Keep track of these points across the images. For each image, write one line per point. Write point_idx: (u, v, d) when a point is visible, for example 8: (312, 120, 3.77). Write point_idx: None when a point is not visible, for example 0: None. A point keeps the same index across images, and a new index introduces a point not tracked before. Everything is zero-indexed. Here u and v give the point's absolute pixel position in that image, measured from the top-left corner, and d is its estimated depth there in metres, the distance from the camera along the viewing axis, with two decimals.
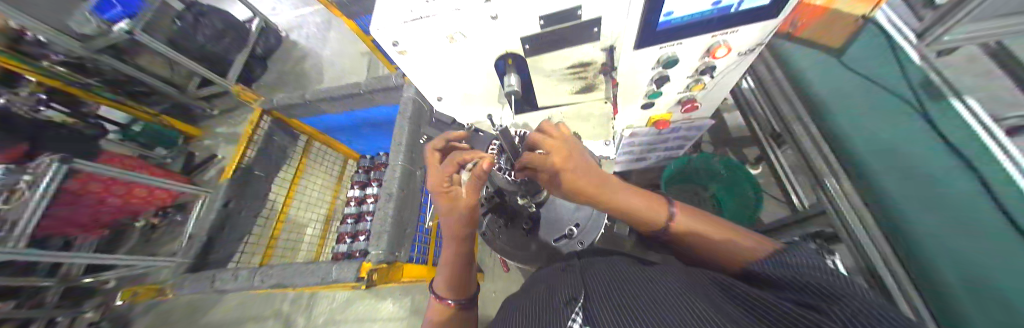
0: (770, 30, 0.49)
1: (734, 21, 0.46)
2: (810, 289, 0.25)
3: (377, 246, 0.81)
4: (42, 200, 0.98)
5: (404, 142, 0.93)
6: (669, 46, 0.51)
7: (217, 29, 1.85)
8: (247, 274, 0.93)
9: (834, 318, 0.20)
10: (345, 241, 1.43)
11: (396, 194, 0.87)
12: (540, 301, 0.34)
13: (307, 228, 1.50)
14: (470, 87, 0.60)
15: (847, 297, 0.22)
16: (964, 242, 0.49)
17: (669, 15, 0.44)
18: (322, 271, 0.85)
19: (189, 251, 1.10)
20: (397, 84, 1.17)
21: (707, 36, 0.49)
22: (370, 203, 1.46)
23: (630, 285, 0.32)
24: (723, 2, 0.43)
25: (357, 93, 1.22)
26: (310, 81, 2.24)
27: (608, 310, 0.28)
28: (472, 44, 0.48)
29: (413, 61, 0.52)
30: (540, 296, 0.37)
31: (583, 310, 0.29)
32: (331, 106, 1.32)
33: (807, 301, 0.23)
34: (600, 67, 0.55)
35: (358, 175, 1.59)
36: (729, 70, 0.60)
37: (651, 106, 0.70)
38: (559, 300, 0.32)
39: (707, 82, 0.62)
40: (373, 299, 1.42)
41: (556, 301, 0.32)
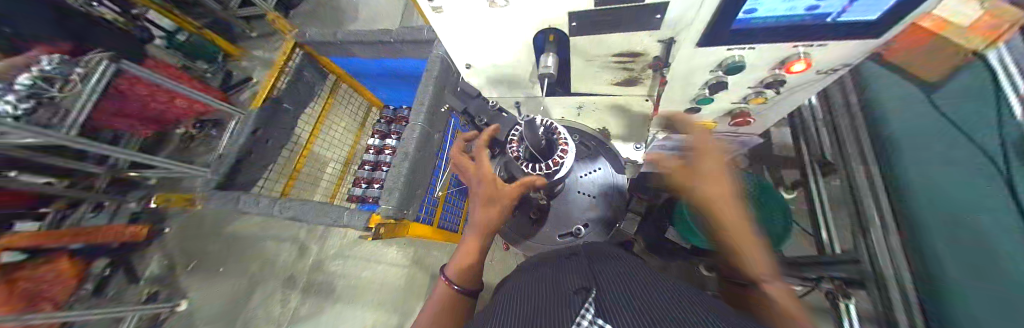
0: (867, 47, 0.41)
1: (827, 31, 0.39)
2: None
3: (388, 202, 0.83)
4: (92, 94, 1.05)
5: (427, 103, 0.90)
6: (739, 50, 0.44)
7: None
8: (269, 202, 0.99)
9: None
10: (361, 186, 1.48)
11: (411, 154, 0.87)
12: (544, 289, 0.30)
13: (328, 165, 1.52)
14: (502, 57, 0.56)
15: None
16: None
17: (751, 13, 0.37)
18: (335, 214, 0.89)
19: (218, 168, 1.17)
20: (428, 38, 1.11)
21: (788, 44, 0.42)
22: (387, 154, 1.50)
23: (644, 284, 0.28)
24: (822, 7, 0.35)
25: (388, 40, 1.19)
26: (344, 19, 2.19)
27: (627, 309, 0.22)
28: (513, 13, 0.42)
29: (447, 21, 0.48)
30: (542, 279, 0.34)
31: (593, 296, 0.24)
32: (361, 49, 1.29)
33: None
34: (650, 61, 0.49)
35: (380, 124, 1.61)
36: (800, 87, 0.52)
37: (697, 112, 0.63)
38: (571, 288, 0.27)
39: (770, 96, 0.54)
40: (379, 244, 1.52)
41: (566, 290, 0.27)
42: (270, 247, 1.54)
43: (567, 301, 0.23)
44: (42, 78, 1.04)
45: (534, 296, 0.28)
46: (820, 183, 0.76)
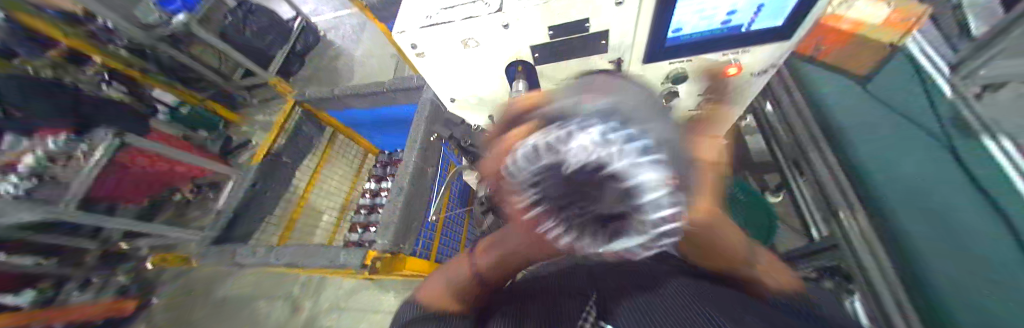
0: (784, 51, 0.49)
1: (745, 40, 0.47)
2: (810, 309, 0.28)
3: (383, 237, 0.84)
4: (94, 169, 1.10)
5: (418, 140, 0.97)
6: (679, 62, 0.52)
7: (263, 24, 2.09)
8: (264, 252, 0.99)
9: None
10: (357, 232, 1.47)
11: (406, 188, 0.90)
12: (547, 287, 0.36)
13: (324, 215, 1.57)
14: (480, 89, 0.63)
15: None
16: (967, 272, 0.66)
17: (678, 31, 0.45)
18: (330, 255, 0.89)
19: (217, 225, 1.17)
20: (418, 84, 1.22)
21: (718, 54, 0.50)
22: (383, 196, 1.52)
23: (646, 284, 0.33)
24: (733, 21, 0.43)
25: (382, 91, 1.30)
26: (342, 78, 2.38)
27: (628, 307, 0.28)
28: (485, 51, 0.51)
29: (430, 64, 0.56)
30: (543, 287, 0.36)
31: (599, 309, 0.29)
32: (357, 101, 1.40)
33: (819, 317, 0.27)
34: (607, 79, 0.56)
35: (376, 168, 1.65)
36: (742, 89, 0.59)
37: None
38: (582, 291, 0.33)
39: (717, 100, 0.62)
40: (377, 290, 1.47)
41: (572, 292, 0.33)
42: (257, 309, 1.51)
43: (581, 309, 0.29)
44: (47, 157, 1.12)
45: (546, 297, 0.34)
46: (793, 174, 0.81)
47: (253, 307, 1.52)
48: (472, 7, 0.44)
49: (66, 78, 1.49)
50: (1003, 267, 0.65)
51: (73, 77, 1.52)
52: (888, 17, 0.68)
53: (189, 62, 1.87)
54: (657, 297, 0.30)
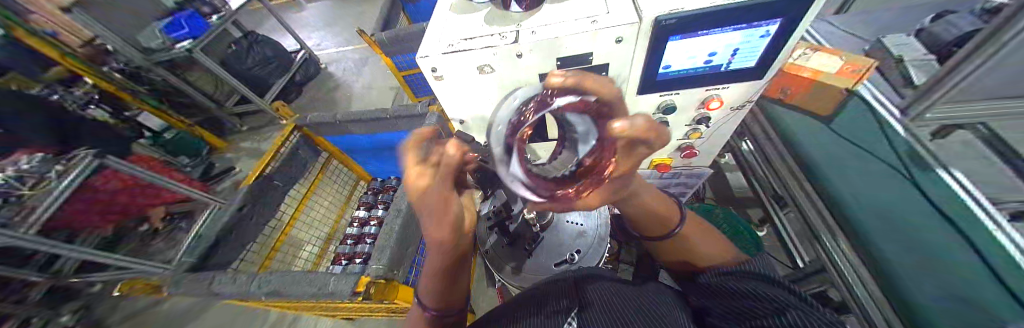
0: (758, 90, 0.58)
1: (725, 78, 0.54)
2: (626, 308, 0.34)
3: (379, 261, 0.83)
4: (63, 193, 1.10)
5: None
6: (668, 95, 0.58)
7: (263, 56, 2.24)
8: (246, 280, 0.91)
9: (619, 321, 0.31)
10: (341, 263, 1.41)
11: (404, 211, 0.93)
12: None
13: (306, 246, 1.46)
14: (483, 111, 0.66)
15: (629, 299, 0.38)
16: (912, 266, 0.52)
17: (668, 68, 0.52)
18: (321, 281, 0.84)
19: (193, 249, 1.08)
20: (421, 113, 1.25)
21: (703, 89, 0.57)
22: (372, 225, 1.49)
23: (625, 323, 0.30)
24: (714, 61, 0.51)
25: (382, 117, 1.29)
26: (339, 104, 2.40)
27: None
28: (498, 77, 0.55)
29: (445, 87, 0.59)
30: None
31: None
32: (357, 127, 1.38)
33: (608, 315, 0.33)
34: None
35: (366, 196, 1.63)
36: (725, 121, 0.66)
37: None
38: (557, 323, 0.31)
39: (703, 131, 0.69)
40: None
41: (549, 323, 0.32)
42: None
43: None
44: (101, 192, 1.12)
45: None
46: (775, 210, 0.86)
47: None
48: (490, 39, 0.50)
49: (54, 98, 1.75)
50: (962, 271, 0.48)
51: (62, 96, 1.80)
52: (840, 68, 0.75)
53: (182, 85, 2.01)
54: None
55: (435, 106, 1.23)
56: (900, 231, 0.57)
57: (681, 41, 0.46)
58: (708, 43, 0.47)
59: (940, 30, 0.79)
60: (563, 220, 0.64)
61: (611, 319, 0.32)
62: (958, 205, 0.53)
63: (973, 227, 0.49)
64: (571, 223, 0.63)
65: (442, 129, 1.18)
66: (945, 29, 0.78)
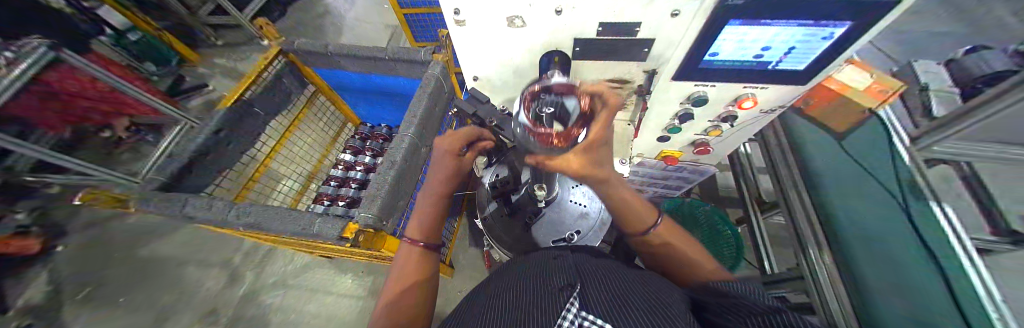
0: (796, 96, 0.55)
1: (767, 77, 0.51)
2: (622, 283, 0.36)
3: (368, 209, 0.80)
4: (14, 84, 0.98)
5: (418, 116, 0.96)
6: (703, 86, 0.55)
7: None
8: (223, 208, 0.87)
9: (614, 290, 0.33)
10: (322, 203, 1.35)
11: (397, 165, 0.88)
12: (512, 296, 0.36)
13: (286, 180, 1.40)
14: (501, 67, 0.60)
15: (625, 275, 0.40)
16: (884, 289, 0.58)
17: (714, 56, 0.48)
18: (305, 221, 0.81)
19: (163, 170, 1.00)
20: (423, 60, 1.13)
21: (739, 85, 0.54)
22: (358, 171, 1.44)
23: (621, 294, 0.32)
24: (764, 57, 0.47)
25: (379, 58, 1.17)
26: (329, 34, 2.16)
27: (606, 302, 0.29)
28: (529, 33, 0.48)
29: (466, 34, 0.52)
30: (512, 296, 0.36)
31: (578, 300, 0.28)
32: (349, 64, 1.25)
33: (605, 285, 0.35)
34: (635, 88, 0.57)
35: (353, 140, 1.54)
36: (749, 122, 0.64)
37: (667, 139, 0.73)
38: (558, 287, 0.33)
39: (724, 129, 0.67)
40: (335, 270, 1.43)
41: (548, 289, 0.34)
42: (209, 275, 1.47)
43: (557, 303, 0.28)
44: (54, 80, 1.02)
45: (525, 295, 0.34)
46: (754, 213, 0.95)
47: (202, 277, 1.47)
48: None
49: None
50: (926, 298, 0.55)
51: None
52: (869, 85, 0.69)
53: None
54: (624, 300, 0.30)
55: (439, 55, 1.11)
56: (881, 256, 0.61)
57: (740, 27, 0.41)
58: (767, 34, 0.42)
59: (979, 63, 0.76)
60: (567, 199, 0.64)
61: (609, 287, 0.34)
62: (941, 240, 0.57)
63: (947, 261, 0.55)
64: (575, 203, 0.63)
65: (444, 83, 1.09)
66: (984, 63, 0.75)
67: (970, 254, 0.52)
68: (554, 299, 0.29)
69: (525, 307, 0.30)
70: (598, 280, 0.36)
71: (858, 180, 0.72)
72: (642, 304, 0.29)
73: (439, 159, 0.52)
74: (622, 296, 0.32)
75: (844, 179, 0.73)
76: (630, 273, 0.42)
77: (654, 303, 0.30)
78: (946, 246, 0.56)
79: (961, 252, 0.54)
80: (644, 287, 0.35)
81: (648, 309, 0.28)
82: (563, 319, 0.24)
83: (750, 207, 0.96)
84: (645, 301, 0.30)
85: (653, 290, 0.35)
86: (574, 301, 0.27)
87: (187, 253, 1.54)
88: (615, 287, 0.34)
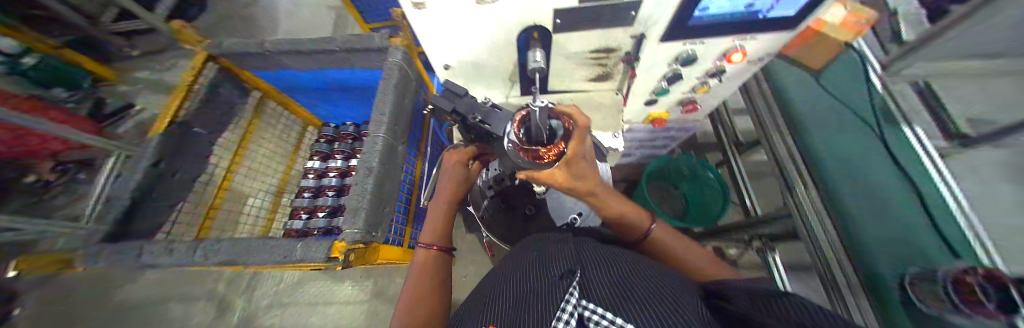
0: (784, 43, 0.53)
1: (758, 27, 0.48)
2: (625, 266, 0.36)
3: (353, 224, 0.75)
4: None
5: (387, 113, 0.87)
6: (692, 44, 0.51)
7: None
8: (188, 249, 0.78)
9: (614, 274, 0.33)
10: (300, 218, 1.28)
11: (376, 170, 0.81)
12: (510, 285, 0.36)
13: (252, 199, 1.26)
14: (475, 51, 0.53)
15: (626, 259, 0.39)
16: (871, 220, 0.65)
17: (704, 11, 0.43)
18: (286, 248, 0.75)
19: (104, 217, 0.88)
20: (379, 47, 1.00)
21: (729, 39, 0.50)
22: (332, 177, 1.34)
23: (625, 280, 0.31)
24: (756, 6, 0.43)
25: (329, 50, 1.02)
26: (262, 26, 1.86)
27: (607, 290, 0.29)
28: (501, 10, 0.42)
29: (430, 19, 0.44)
30: (516, 285, 0.35)
31: (579, 293, 0.28)
32: (294, 61, 1.09)
33: (605, 269, 0.34)
34: (622, 56, 0.53)
35: (319, 144, 1.41)
36: (736, 75, 0.63)
37: (655, 102, 0.71)
38: (555, 273, 0.33)
39: (711, 85, 0.66)
40: (332, 280, 1.39)
41: (544, 279, 0.33)
42: (196, 311, 1.39)
43: (555, 291, 0.28)
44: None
45: (523, 287, 0.33)
46: (733, 153, 0.98)
47: (187, 314, 1.38)
48: None
49: None
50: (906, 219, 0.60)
51: None
52: (843, 19, 0.69)
53: None
54: (624, 284, 0.30)
55: (397, 38, 0.98)
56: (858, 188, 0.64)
57: None
58: None
59: None
60: None
61: (609, 272, 0.33)
62: (913, 159, 0.59)
63: (921, 179, 0.58)
64: None
65: (409, 70, 0.98)
66: None
67: (941, 168, 0.54)
68: (552, 285, 0.30)
69: (524, 297, 0.31)
70: (596, 264, 0.36)
71: (842, 120, 0.77)
72: (645, 290, 0.29)
73: (449, 171, 0.58)
74: (622, 279, 0.32)
75: (830, 121, 0.79)
76: (630, 256, 0.42)
77: (655, 287, 0.30)
78: (918, 164, 0.58)
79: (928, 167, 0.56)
80: (645, 271, 0.35)
81: (642, 288, 0.29)
82: (562, 311, 0.25)
83: (729, 150, 0.99)
84: (647, 286, 0.30)
85: (656, 274, 0.34)
86: (573, 289, 0.28)
87: (162, 293, 1.43)
88: (615, 271, 0.34)
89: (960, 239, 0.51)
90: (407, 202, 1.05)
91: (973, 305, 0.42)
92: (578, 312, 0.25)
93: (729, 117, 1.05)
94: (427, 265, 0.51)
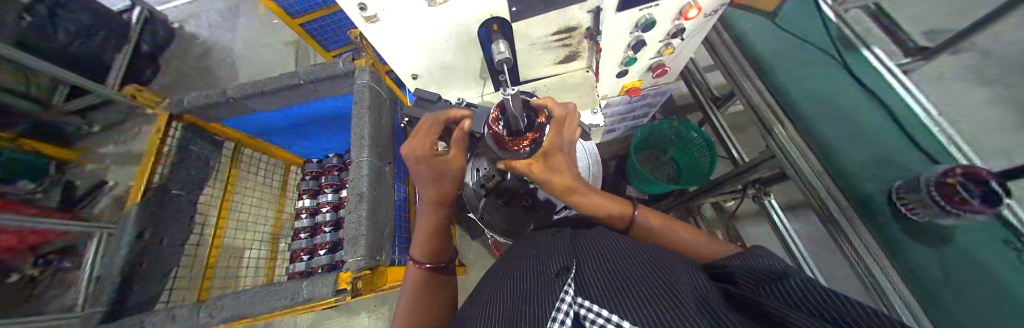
0: None
1: None
2: (626, 251, 0.38)
3: (355, 253, 0.74)
4: None
5: (367, 136, 0.86)
6: (648, 8, 0.52)
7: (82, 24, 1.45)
8: (189, 314, 0.75)
9: (611, 260, 0.35)
10: (302, 259, 1.25)
11: (367, 195, 0.80)
12: (507, 282, 0.37)
13: (247, 251, 1.23)
14: (438, 54, 0.53)
15: (629, 244, 0.41)
16: (841, 141, 0.64)
17: None
18: (292, 291, 0.73)
19: (96, 299, 0.83)
20: (344, 71, 0.98)
21: None
22: (327, 212, 1.31)
23: (624, 265, 0.33)
24: None
25: (295, 84, 1.00)
26: (222, 75, 1.81)
27: (603, 278, 0.30)
28: (453, 8, 0.42)
29: (386, 29, 0.45)
30: (514, 280, 0.36)
31: (574, 287, 0.29)
32: (263, 103, 1.07)
33: (604, 257, 0.36)
34: (584, 33, 0.53)
35: (306, 182, 1.38)
36: (696, 31, 0.64)
37: (626, 73, 0.72)
38: (550, 271, 0.34)
39: (675, 46, 0.67)
40: (347, 315, 1.37)
41: (541, 274, 0.34)
42: None
43: (553, 288, 0.29)
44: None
45: (520, 282, 0.35)
46: (711, 108, 1.02)
47: None
48: None
49: None
50: (871, 138, 0.62)
51: None
52: None
53: None
54: (620, 270, 0.32)
55: (361, 60, 0.97)
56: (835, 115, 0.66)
57: None
58: None
59: None
60: None
61: (608, 258, 0.35)
62: (879, 83, 0.64)
63: (891, 97, 0.61)
64: None
65: (380, 90, 0.97)
66: None
67: (910, 83, 0.60)
68: (549, 282, 0.31)
69: (522, 294, 0.32)
70: (594, 253, 0.37)
71: (801, 53, 0.78)
72: (643, 274, 0.30)
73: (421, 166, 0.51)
74: (620, 265, 0.33)
75: (787, 55, 0.79)
76: (633, 240, 0.43)
77: (652, 270, 0.32)
78: (884, 86, 0.63)
79: (900, 88, 0.61)
80: (645, 254, 0.37)
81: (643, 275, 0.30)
82: (559, 310, 0.26)
83: (706, 105, 1.02)
84: (644, 270, 0.32)
85: (658, 257, 0.36)
86: (568, 285, 0.29)
87: None
88: (613, 257, 0.36)
89: (934, 144, 0.54)
90: (405, 220, 1.04)
91: (961, 204, 0.44)
92: (576, 309, 0.26)
93: (699, 74, 1.07)
94: (425, 280, 0.53)
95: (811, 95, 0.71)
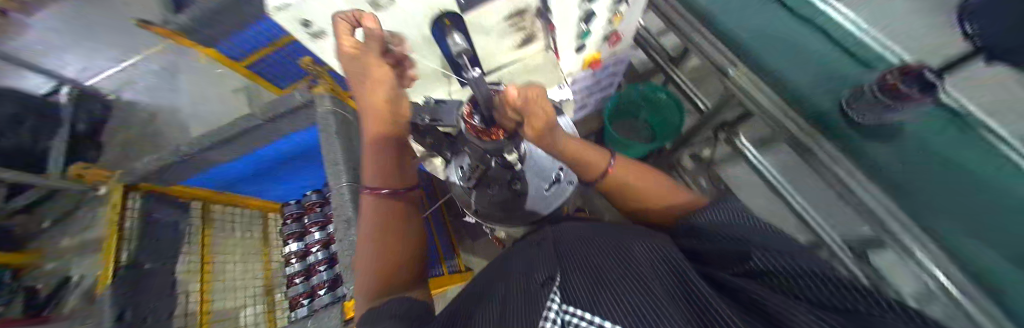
0: None
1: None
2: (600, 249, 0.36)
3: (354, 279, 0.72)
4: None
5: (342, 160, 0.84)
6: None
7: None
8: None
9: (589, 260, 0.33)
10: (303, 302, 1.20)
11: (354, 219, 0.78)
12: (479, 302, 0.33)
13: (244, 309, 1.14)
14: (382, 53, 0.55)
15: (601, 241, 0.40)
16: (804, 64, 0.70)
17: None
18: None
19: None
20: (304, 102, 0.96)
21: None
22: (319, 250, 1.26)
23: (604, 263, 0.31)
24: None
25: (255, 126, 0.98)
26: (175, 135, 1.70)
27: (587, 279, 0.28)
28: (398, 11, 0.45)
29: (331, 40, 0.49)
30: (497, 293, 0.32)
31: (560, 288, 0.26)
32: (225, 152, 1.02)
33: (583, 260, 0.34)
34: (535, 13, 0.54)
35: (288, 226, 1.33)
36: None
37: (584, 47, 0.74)
38: (536, 280, 0.29)
39: (623, 12, 0.70)
40: None
41: (518, 285, 0.30)
42: None
43: (539, 292, 0.25)
44: None
45: (500, 295, 0.30)
46: (669, 66, 1.03)
47: None
48: None
49: None
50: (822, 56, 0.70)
51: None
52: None
53: None
54: (599, 269, 0.30)
55: (318, 87, 0.94)
56: (789, 44, 0.73)
57: None
58: None
59: None
60: (536, 148, 0.69)
61: (587, 261, 0.33)
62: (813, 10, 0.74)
63: (824, 22, 0.72)
64: (544, 147, 0.69)
65: (346, 113, 0.95)
66: None
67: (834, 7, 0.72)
68: (534, 290, 0.26)
69: (504, 304, 0.27)
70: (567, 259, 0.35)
71: None
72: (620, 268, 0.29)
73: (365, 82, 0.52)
74: (598, 264, 0.32)
75: None
76: (602, 237, 0.42)
77: (631, 260, 0.30)
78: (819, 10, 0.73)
79: (829, 12, 0.72)
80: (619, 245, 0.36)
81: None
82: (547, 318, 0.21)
83: (664, 64, 1.04)
84: (624, 262, 0.30)
85: (631, 244, 0.36)
86: (555, 291, 0.25)
87: None
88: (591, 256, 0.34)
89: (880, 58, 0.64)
90: None
91: (906, 99, 0.50)
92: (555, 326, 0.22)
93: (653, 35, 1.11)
94: (380, 210, 0.53)
95: (766, 27, 0.76)
